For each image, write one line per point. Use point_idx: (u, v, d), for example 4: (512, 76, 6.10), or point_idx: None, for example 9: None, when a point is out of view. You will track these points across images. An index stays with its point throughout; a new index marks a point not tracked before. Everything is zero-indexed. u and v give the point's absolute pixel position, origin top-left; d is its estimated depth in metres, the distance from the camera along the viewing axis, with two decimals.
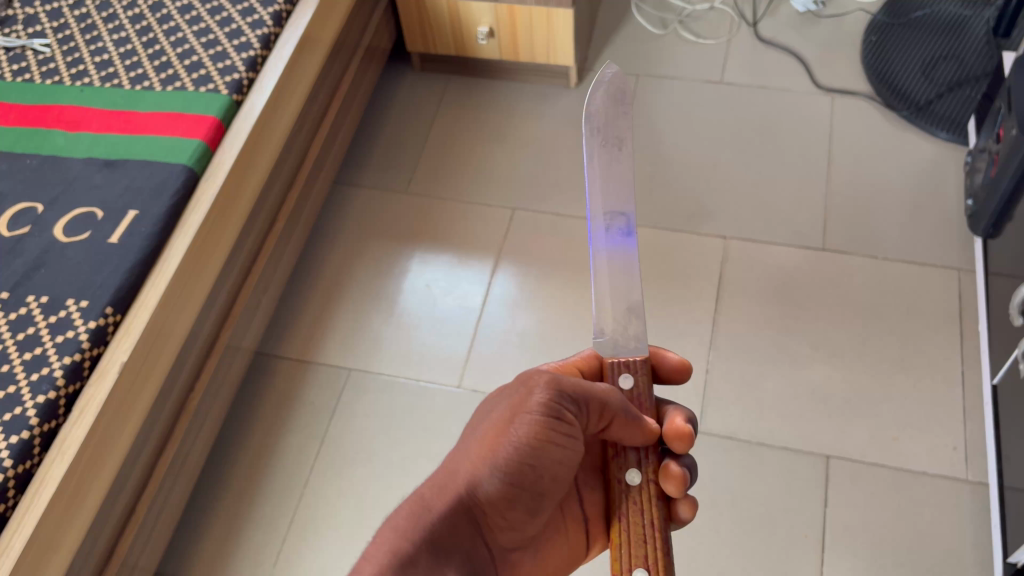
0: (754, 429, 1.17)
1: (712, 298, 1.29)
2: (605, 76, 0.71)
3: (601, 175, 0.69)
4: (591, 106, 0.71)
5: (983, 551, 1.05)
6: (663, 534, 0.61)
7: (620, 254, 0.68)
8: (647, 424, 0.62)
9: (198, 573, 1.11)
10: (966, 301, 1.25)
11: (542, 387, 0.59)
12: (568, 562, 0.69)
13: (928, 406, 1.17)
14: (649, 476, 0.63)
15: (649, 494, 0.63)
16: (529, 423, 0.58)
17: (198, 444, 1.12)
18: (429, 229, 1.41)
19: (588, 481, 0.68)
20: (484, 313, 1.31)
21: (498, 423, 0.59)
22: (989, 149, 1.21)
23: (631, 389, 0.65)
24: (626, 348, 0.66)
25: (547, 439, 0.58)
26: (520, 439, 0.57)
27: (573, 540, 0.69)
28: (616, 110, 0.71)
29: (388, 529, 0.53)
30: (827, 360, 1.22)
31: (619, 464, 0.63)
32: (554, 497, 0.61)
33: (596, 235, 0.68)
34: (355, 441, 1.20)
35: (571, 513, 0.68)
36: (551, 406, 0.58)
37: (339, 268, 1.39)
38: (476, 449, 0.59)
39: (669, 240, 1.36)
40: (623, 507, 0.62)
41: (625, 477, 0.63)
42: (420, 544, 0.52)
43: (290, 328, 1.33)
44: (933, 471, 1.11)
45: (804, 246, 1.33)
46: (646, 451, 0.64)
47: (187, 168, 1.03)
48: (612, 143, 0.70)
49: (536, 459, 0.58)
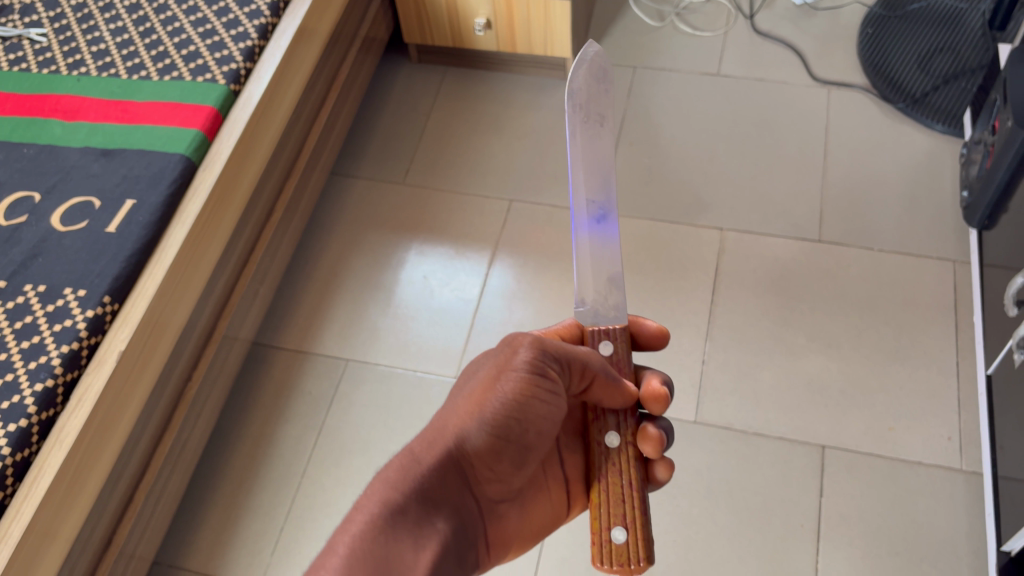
0: (751, 420, 1.17)
1: (709, 289, 1.30)
2: (587, 53, 0.70)
3: (583, 154, 0.70)
4: (573, 83, 0.70)
5: (977, 540, 1.06)
6: (640, 493, 0.64)
7: (602, 231, 0.69)
8: (626, 386, 0.64)
9: (195, 562, 1.11)
10: (961, 293, 1.25)
11: (527, 345, 0.60)
12: (553, 521, 0.70)
13: (924, 397, 1.17)
14: (627, 438, 0.65)
15: (628, 455, 0.65)
16: (515, 380, 0.59)
17: (196, 433, 1.12)
18: (425, 220, 1.41)
19: (569, 446, 0.70)
20: (481, 304, 1.31)
21: (484, 380, 0.60)
22: (984, 141, 1.21)
23: (611, 355, 0.68)
24: (606, 316, 0.69)
25: (533, 395, 0.59)
26: (507, 394, 0.59)
27: (556, 502, 0.69)
28: (598, 87, 0.71)
29: (379, 480, 0.55)
30: (823, 351, 1.22)
31: (599, 427, 0.66)
32: (538, 452, 0.62)
33: (579, 221, 0.69)
34: (352, 431, 1.21)
35: (554, 475, 0.69)
36: (536, 364, 0.60)
37: (336, 259, 1.39)
38: (463, 406, 0.60)
39: (666, 232, 1.37)
40: (602, 469, 0.64)
41: (604, 439, 0.65)
42: (410, 495, 0.54)
43: (287, 318, 1.33)
44: (928, 461, 1.12)
45: (800, 237, 1.34)
46: (625, 415, 0.66)
47: (184, 157, 1.03)
48: (595, 120, 0.71)
49: (523, 414, 0.59)
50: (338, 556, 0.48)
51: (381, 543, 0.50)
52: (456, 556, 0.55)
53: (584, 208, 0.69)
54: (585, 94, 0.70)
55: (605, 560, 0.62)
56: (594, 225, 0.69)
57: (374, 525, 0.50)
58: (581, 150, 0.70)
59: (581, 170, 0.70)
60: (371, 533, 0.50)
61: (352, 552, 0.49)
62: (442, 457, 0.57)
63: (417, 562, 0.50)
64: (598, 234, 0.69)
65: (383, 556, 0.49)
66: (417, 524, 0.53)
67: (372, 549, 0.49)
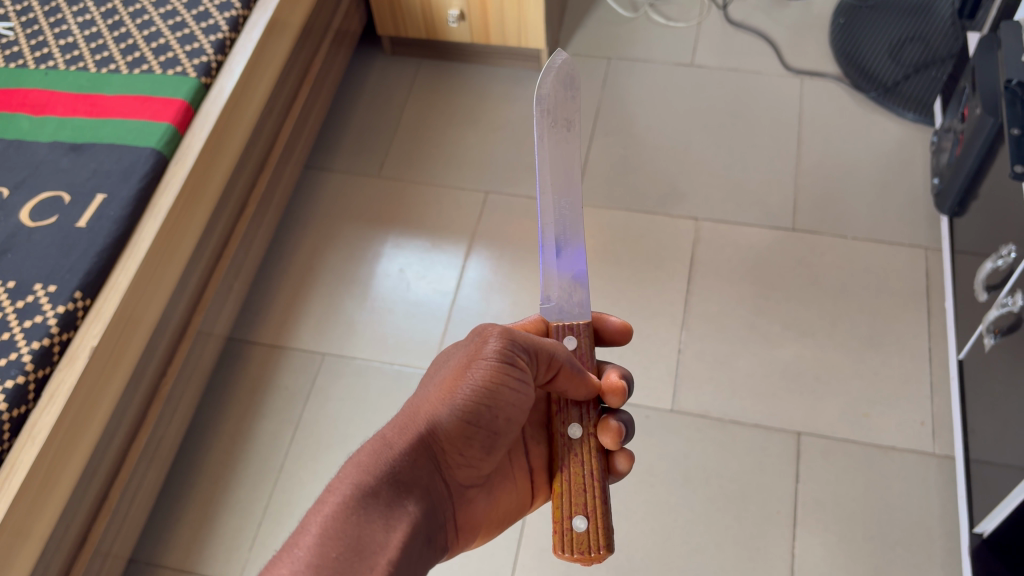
0: (726, 408, 1.18)
1: (685, 278, 1.30)
2: (556, 61, 0.71)
3: (550, 157, 0.70)
4: (542, 89, 0.71)
5: (950, 522, 1.07)
6: (600, 484, 0.64)
7: (570, 236, 0.69)
8: (589, 378, 0.65)
9: (173, 558, 1.10)
10: (933, 279, 1.27)
11: (497, 335, 0.60)
12: (517, 510, 0.71)
13: (897, 383, 1.18)
14: (589, 430, 0.66)
15: (591, 446, 0.66)
16: (485, 368, 0.59)
17: (172, 429, 1.12)
18: (401, 213, 1.41)
19: (534, 436, 0.71)
20: (458, 297, 1.31)
21: (456, 368, 0.60)
22: (954, 129, 1.22)
23: (575, 349, 0.68)
24: (570, 313, 0.69)
25: (503, 384, 0.59)
26: (477, 382, 0.59)
27: (520, 491, 0.70)
28: (565, 93, 0.72)
29: (351, 464, 0.55)
30: (798, 339, 1.23)
31: (562, 419, 0.66)
32: (508, 439, 0.62)
33: (547, 254, 0.69)
34: (330, 425, 1.20)
35: (519, 465, 0.70)
36: (505, 353, 0.60)
37: (311, 254, 1.38)
38: (436, 393, 0.60)
39: (642, 222, 1.37)
40: (564, 459, 0.65)
41: (567, 431, 0.66)
42: (381, 479, 0.54)
43: (262, 313, 1.32)
44: (901, 446, 1.13)
45: (775, 227, 1.35)
46: (587, 408, 0.67)
47: (155, 151, 1.02)
48: (562, 125, 0.71)
49: (494, 401, 0.59)
50: (308, 538, 0.49)
51: (353, 525, 0.50)
52: (426, 539, 0.55)
53: (549, 206, 0.69)
54: (552, 98, 0.71)
55: (566, 548, 0.62)
56: (558, 224, 0.69)
57: (346, 506, 0.51)
58: (553, 148, 0.71)
59: (548, 167, 0.70)
60: (342, 515, 0.51)
61: (323, 532, 0.49)
62: (413, 443, 0.57)
63: (387, 545, 0.51)
64: (562, 255, 0.69)
65: (354, 538, 0.50)
66: (388, 507, 0.53)
67: (341, 530, 0.50)
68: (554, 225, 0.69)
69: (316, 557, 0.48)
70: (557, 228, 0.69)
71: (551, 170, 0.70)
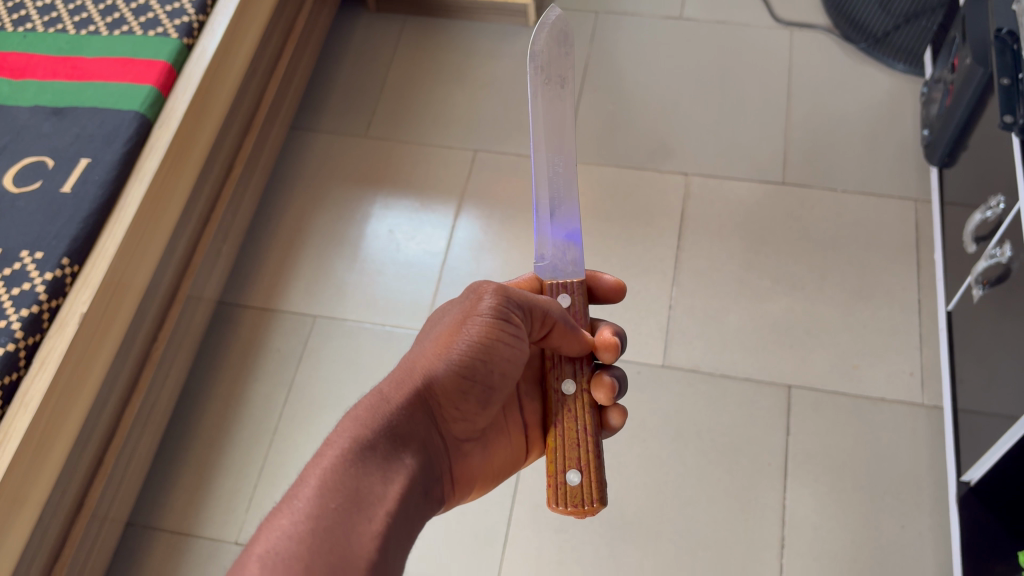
0: (717, 362, 1.19)
1: (675, 234, 1.30)
2: (549, 18, 0.70)
3: (543, 116, 0.70)
4: (535, 46, 0.70)
5: (938, 470, 1.09)
6: (593, 438, 0.65)
7: (563, 201, 0.70)
8: (582, 334, 0.65)
9: (170, 520, 1.11)
10: (922, 230, 1.27)
11: (492, 292, 0.61)
12: (511, 465, 0.72)
13: (886, 334, 1.19)
14: (582, 385, 0.67)
15: (584, 403, 0.66)
16: (480, 323, 0.60)
17: (164, 393, 1.12)
18: (390, 173, 1.40)
19: (529, 392, 0.72)
20: (448, 256, 1.30)
21: (451, 325, 0.61)
22: (943, 80, 1.22)
23: (569, 307, 0.69)
24: (564, 271, 0.70)
25: (497, 340, 0.60)
26: (473, 337, 0.60)
27: (515, 446, 0.71)
28: (558, 50, 0.71)
29: (350, 417, 0.56)
30: (789, 293, 1.24)
31: (556, 375, 0.67)
32: (503, 395, 0.63)
33: (543, 222, 0.69)
34: (323, 386, 1.20)
35: (514, 421, 0.71)
36: (500, 309, 0.60)
37: (299, 215, 1.37)
38: (432, 348, 0.60)
39: (632, 178, 1.36)
40: (558, 415, 0.65)
41: (562, 387, 0.66)
42: (379, 432, 0.55)
43: (251, 276, 1.31)
44: (890, 396, 1.14)
45: (764, 181, 1.34)
46: (580, 363, 0.67)
47: (138, 115, 1.01)
48: (556, 82, 0.71)
49: (488, 356, 0.60)
50: (306, 489, 0.49)
51: (352, 476, 0.51)
52: (423, 490, 0.56)
53: (544, 166, 0.70)
54: (546, 56, 0.70)
55: (560, 501, 0.63)
56: (551, 183, 0.70)
57: (345, 457, 0.52)
58: (549, 104, 0.71)
59: (542, 124, 0.70)
60: (342, 466, 0.51)
61: (323, 483, 0.50)
62: (410, 397, 0.58)
63: (385, 495, 0.51)
64: (556, 218, 0.69)
65: (353, 488, 0.50)
66: (385, 458, 0.54)
67: (340, 479, 0.50)
68: (548, 183, 0.70)
69: (315, 507, 0.48)
70: (549, 186, 0.70)
71: (546, 127, 0.70)
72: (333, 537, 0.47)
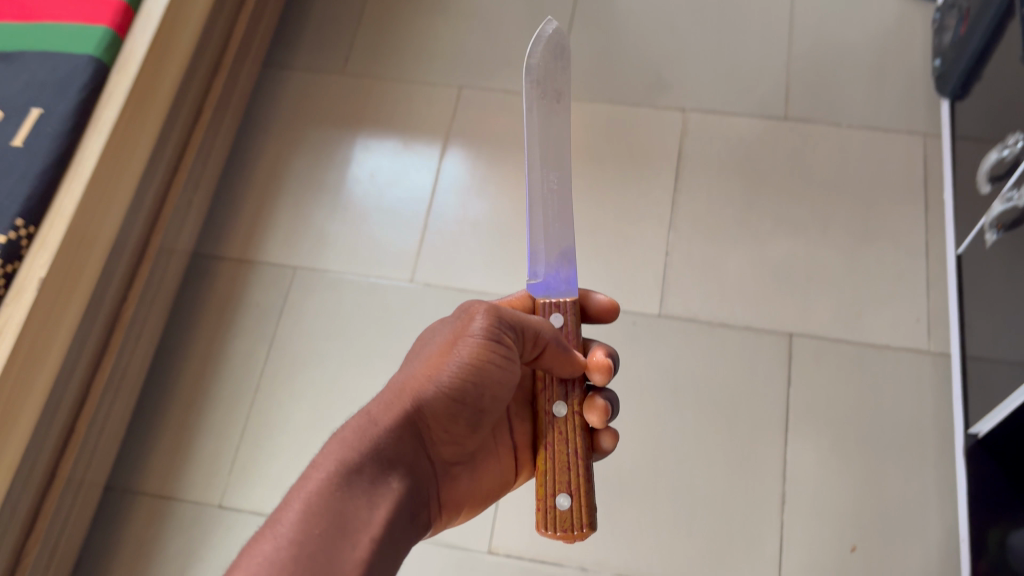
0: (715, 311, 1.14)
1: (671, 175, 1.24)
2: (545, 32, 0.70)
3: (539, 132, 0.70)
4: (531, 59, 0.70)
5: (944, 421, 1.05)
6: (584, 463, 0.69)
7: (558, 217, 0.69)
8: (574, 356, 0.67)
9: (151, 484, 1.08)
10: (931, 167, 1.21)
11: (484, 312, 0.61)
12: (498, 485, 0.74)
13: (892, 279, 1.14)
14: (574, 408, 0.70)
15: (574, 426, 0.69)
16: (472, 344, 0.60)
17: (138, 353, 1.07)
18: (371, 113, 1.33)
19: (518, 414, 0.73)
20: (433, 201, 1.24)
21: (442, 346, 0.62)
22: (958, 5, 1.14)
23: (562, 327, 0.70)
24: (557, 290, 0.71)
25: (488, 361, 0.60)
26: (463, 359, 0.60)
27: (503, 465, 0.73)
28: (554, 64, 0.70)
29: (336, 440, 0.56)
30: (791, 236, 1.18)
31: (547, 397, 0.69)
32: (492, 416, 0.64)
33: (538, 241, 0.69)
34: (306, 341, 1.15)
35: (504, 442, 0.73)
36: (492, 329, 0.61)
37: (276, 159, 1.30)
38: (423, 369, 0.61)
39: (626, 115, 1.29)
40: (549, 438, 0.69)
41: (553, 409, 0.69)
42: (366, 454, 0.56)
43: (227, 225, 1.25)
44: (895, 344, 1.10)
45: (766, 116, 1.27)
46: (572, 385, 0.70)
47: (93, 59, 0.93)
48: (552, 96, 0.70)
49: (479, 379, 0.61)
50: (290, 512, 0.50)
51: (336, 501, 0.51)
52: (409, 514, 0.57)
53: (538, 182, 0.69)
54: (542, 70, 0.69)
55: (550, 527, 0.67)
56: (544, 201, 0.69)
57: (330, 482, 0.52)
58: (544, 116, 0.70)
59: (537, 140, 0.69)
60: (326, 491, 0.51)
61: (304, 510, 0.50)
62: (399, 420, 0.59)
63: (369, 521, 0.52)
64: (551, 236, 0.69)
65: (336, 513, 0.50)
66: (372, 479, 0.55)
67: (325, 506, 0.51)
68: (542, 201, 0.69)
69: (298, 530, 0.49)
70: (542, 203, 0.69)
71: (541, 143, 0.69)
72: (315, 565, 0.47)
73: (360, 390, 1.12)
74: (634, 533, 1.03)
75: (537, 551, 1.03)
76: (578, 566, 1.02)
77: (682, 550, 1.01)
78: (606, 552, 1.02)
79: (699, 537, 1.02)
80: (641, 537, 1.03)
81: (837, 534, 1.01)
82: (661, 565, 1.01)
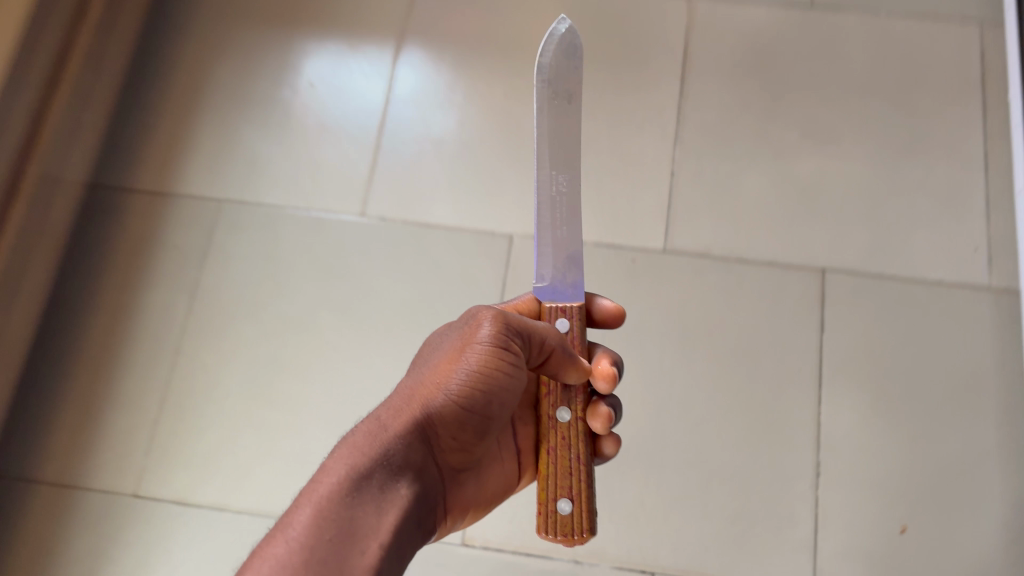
0: (731, 243, 0.94)
1: (675, 78, 1.02)
2: (557, 30, 0.62)
3: (546, 134, 0.61)
4: (542, 57, 0.62)
5: (1009, 372, 0.87)
6: (587, 466, 0.58)
7: (565, 225, 0.60)
8: (582, 362, 0.57)
9: (48, 469, 0.88)
10: (988, 63, 1.00)
11: (492, 317, 0.54)
12: (501, 496, 0.64)
13: (943, 200, 0.95)
14: (577, 413, 0.58)
15: (576, 430, 0.58)
16: (479, 351, 0.53)
17: (21, 312, 0.86)
18: (310, 8, 1.09)
19: (523, 418, 0.63)
20: (388, 116, 1.02)
21: (449, 353, 0.55)
22: None
23: (567, 333, 0.60)
24: (564, 294, 0.60)
25: (499, 369, 0.53)
26: (471, 366, 0.53)
27: (506, 475, 0.64)
28: (568, 63, 0.62)
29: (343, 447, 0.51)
30: (821, 149, 0.98)
31: (551, 401, 0.59)
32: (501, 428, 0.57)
33: (542, 249, 0.60)
34: (236, 290, 0.95)
35: (506, 447, 0.63)
36: (502, 334, 0.53)
37: (196, 67, 1.07)
38: (434, 372, 0.54)
39: (619, 6, 1.07)
40: (549, 442, 0.58)
41: (557, 413, 0.58)
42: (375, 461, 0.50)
43: (138, 149, 1.03)
44: (950, 280, 0.91)
45: (787, 4, 1.05)
46: (574, 391, 0.59)
47: None
48: (562, 98, 0.61)
49: (488, 389, 0.54)
50: (297, 520, 0.46)
51: (346, 509, 0.47)
52: (417, 527, 0.51)
53: (546, 187, 0.60)
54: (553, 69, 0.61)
55: (548, 530, 0.57)
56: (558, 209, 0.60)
57: (339, 490, 0.48)
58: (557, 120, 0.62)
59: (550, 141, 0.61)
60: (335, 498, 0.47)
61: (316, 514, 0.46)
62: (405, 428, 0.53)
63: (380, 529, 0.48)
64: (557, 244, 0.60)
65: (345, 521, 0.47)
66: (380, 486, 0.49)
67: (333, 518, 0.46)
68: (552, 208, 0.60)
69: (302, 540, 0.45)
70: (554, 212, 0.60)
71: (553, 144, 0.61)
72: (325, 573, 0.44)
73: (303, 349, 0.92)
74: (638, 517, 0.84)
75: (520, 542, 0.84)
76: (570, 558, 0.83)
77: (697, 536, 0.83)
78: (605, 541, 0.83)
79: (718, 520, 0.83)
80: (647, 521, 0.84)
81: (883, 511, 0.83)
82: (672, 555, 0.82)
